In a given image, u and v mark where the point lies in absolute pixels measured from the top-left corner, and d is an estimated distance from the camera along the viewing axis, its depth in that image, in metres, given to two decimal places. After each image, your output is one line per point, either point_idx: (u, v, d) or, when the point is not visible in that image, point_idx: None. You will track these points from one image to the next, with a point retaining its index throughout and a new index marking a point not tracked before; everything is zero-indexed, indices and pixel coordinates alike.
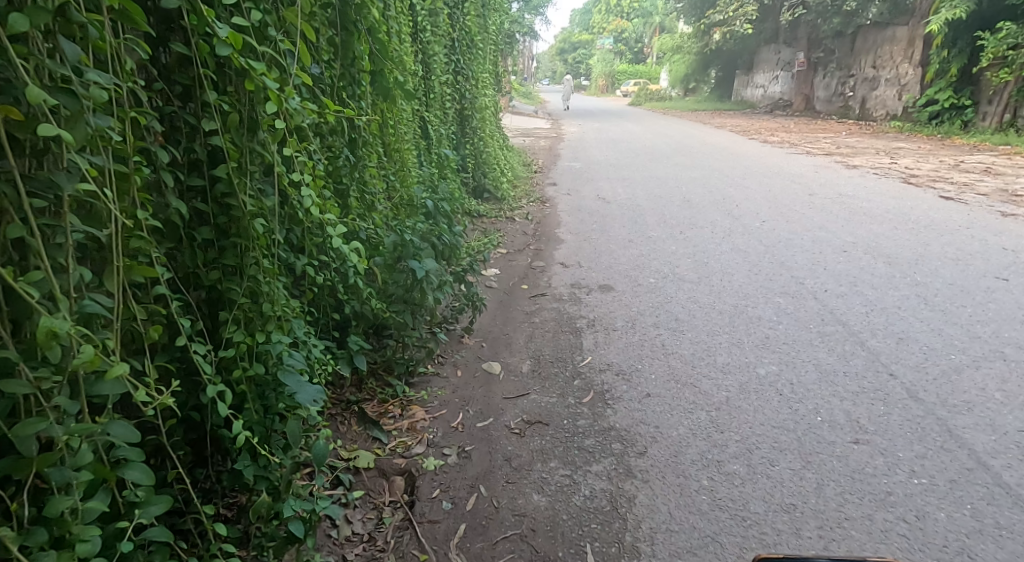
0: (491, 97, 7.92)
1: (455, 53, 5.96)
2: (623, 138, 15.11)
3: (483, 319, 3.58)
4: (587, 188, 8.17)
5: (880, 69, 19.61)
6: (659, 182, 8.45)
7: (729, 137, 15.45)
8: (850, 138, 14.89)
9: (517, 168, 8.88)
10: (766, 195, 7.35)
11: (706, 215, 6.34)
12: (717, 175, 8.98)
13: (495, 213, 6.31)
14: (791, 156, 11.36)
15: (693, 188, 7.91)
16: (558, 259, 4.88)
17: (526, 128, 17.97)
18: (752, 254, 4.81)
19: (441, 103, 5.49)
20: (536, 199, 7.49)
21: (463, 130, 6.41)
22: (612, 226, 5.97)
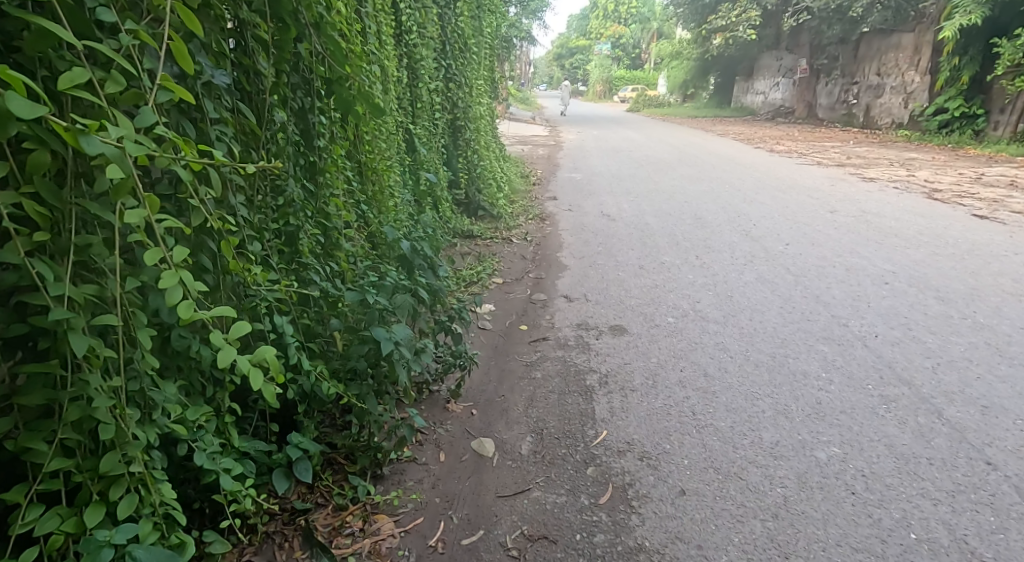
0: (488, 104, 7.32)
1: (446, 59, 5.38)
2: (625, 146, 14.54)
3: (474, 375, 2.99)
4: (589, 203, 7.58)
5: (885, 76, 19.12)
6: (667, 196, 7.88)
7: (734, 145, 14.90)
8: (860, 147, 14.34)
9: (514, 181, 8.29)
10: (784, 212, 6.78)
11: (722, 236, 5.75)
12: (729, 188, 8.41)
13: (490, 234, 5.72)
14: (802, 167, 10.81)
15: (704, 204, 7.32)
16: (560, 292, 4.29)
17: (523, 136, 17.39)
18: (782, 287, 4.23)
19: (429, 113, 4.90)
20: (535, 216, 6.90)
21: (454, 142, 5.82)
22: (620, 249, 5.39)
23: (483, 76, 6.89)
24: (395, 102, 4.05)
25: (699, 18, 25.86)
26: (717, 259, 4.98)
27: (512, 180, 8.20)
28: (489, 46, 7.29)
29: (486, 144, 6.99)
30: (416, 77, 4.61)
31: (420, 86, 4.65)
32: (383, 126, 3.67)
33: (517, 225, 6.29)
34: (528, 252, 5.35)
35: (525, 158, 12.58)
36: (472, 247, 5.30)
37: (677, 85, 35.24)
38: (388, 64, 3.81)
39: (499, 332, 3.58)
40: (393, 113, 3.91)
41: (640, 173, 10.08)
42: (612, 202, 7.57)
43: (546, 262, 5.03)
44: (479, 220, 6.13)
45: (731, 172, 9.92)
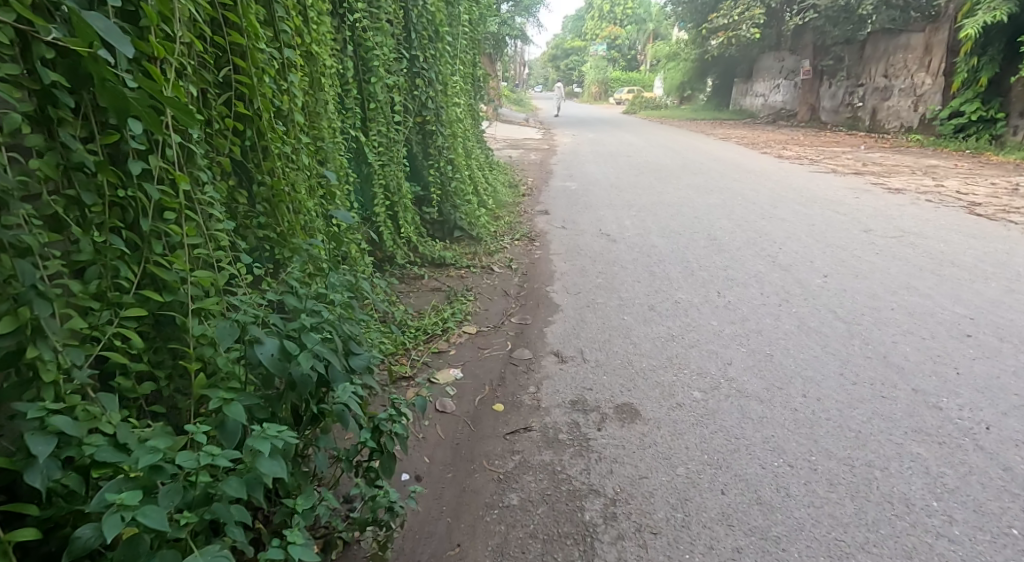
0: (466, 104, 6.35)
1: (411, 52, 4.43)
2: (622, 151, 13.61)
3: (420, 509, 2.05)
4: (584, 219, 6.65)
5: (892, 78, 18.32)
6: (673, 211, 6.95)
7: (738, 150, 14.03)
8: (873, 153, 13.52)
9: (500, 193, 7.34)
10: (810, 231, 5.85)
11: (743, 264, 4.82)
12: (741, 201, 7.50)
13: (466, 261, 4.77)
14: (817, 175, 9.94)
15: (717, 221, 6.39)
16: (549, 348, 3.35)
17: (516, 140, 16.45)
18: (834, 341, 3.30)
19: (387, 119, 3.95)
20: (524, 235, 5.96)
21: (425, 152, 4.88)
22: (624, 282, 4.45)
23: (460, 72, 5.94)
24: (328, 107, 3.12)
25: (698, 17, 24.97)
26: (743, 298, 4.05)
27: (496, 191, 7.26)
28: (469, 39, 6.32)
29: (466, 152, 6.05)
30: (357, 73, 3.67)
31: (364, 86, 3.71)
32: (302, 136, 2.73)
33: (501, 249, 5.34)
34: (513, 287, 4.40)
35: (516, 164, 11.63)
36: (439, 280, 4.35)
37: (674, 87, 34.40)
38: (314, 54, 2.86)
39: (465, 417, 2.64)
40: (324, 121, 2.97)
41: (641, 183, 9.15)
42: (610, 218, 6.62)
43: (532, 303, 4.08)
44: (454, 244, 5.19)
45: (741, 182, 9.00)
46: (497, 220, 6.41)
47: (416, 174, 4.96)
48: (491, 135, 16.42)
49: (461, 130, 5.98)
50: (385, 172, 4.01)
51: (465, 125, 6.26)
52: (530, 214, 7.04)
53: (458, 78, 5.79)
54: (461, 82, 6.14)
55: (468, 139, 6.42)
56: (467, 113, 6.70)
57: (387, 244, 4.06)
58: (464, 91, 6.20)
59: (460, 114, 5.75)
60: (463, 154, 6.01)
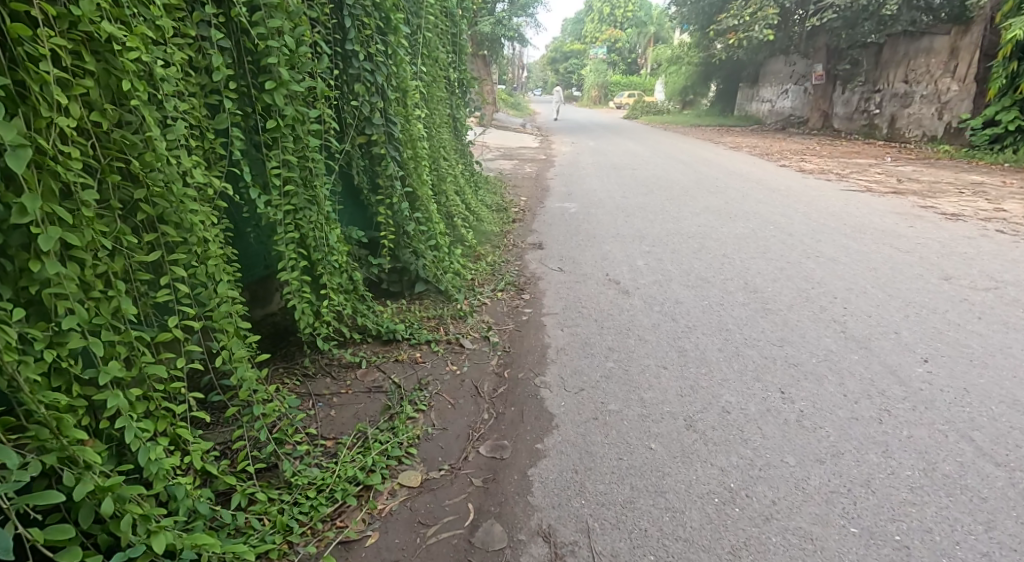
0: (439, 115, 5.09)
1: (346, 46, 3.17)
2: (627, 163, 12.36)
3: None
4: (586, 258, 5.39)
5: (913, 84, 17.14)
6: (694, 248, 5.67)
7: (753, 162, 12.81)
8: (903, 166, 12.29)
9: (483, 225, 6.05)
10: (876, 280, 4.59)
11: (803, 336, 3.57)
12: (774, 232, 6.26)
13: (428, 332, 3.51)
14: (851, 195, 8.71)
15: (751, 263, 5.13)
16: (536, 522, 2.09)
17: (510, 149, 15.12)
18: (998, 514, 2.05)
19: (306, 142, 2.72)
20: (510, 284, 4.69)
21: (373, 183, 3.62)
22: (644, 371, 3.19)
23: (427, 76, 4.66)
24: (169, 135, 1.93)
25: (704, 19, 23.74)
26: (819, 404, 2.80)
27: (476, 223, 5.97)
28: (442, 33, 5.06)
29: (435, 176, 4.78)
30: (244, 77, 2.44)
31: (257, 95, 2.48)
32: (63, 183, 1.57)
33: (477, 308, 4.07)
34: (487, 379, 3.12)
35: (508, 179, 10.32)
36: (384, 368, 3.07)
37: (678, 91, 33.10)
38: (115, 44, 1.67)
39: None
40: (145, 159, 1.79)
41: (650, 206, 7.87)
42: (617, 258, 5.36)
43: (514, 413, 2.80)
44: (415, 304, 3.92)
45: (767, 205, 7.77)
46: (477, 261, 5.13)
47: (363, 212, 3.70)
48: (482, 143, 15.09)
49: (428, 149, 4.71)
50: (299, 220, 2.78)
51: (437, 142, 4.99)
52: (522, 250, 5.77)
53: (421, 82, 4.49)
54: (429, 88, 4.86)
55: (441, 160, 5.15)
56: (441, 125, 5.42)
57: (300, 321, 2.82)
58: (434, 98, 4.92)
59: (425, 128, 4.48)
60: (431, 179, 4.74)
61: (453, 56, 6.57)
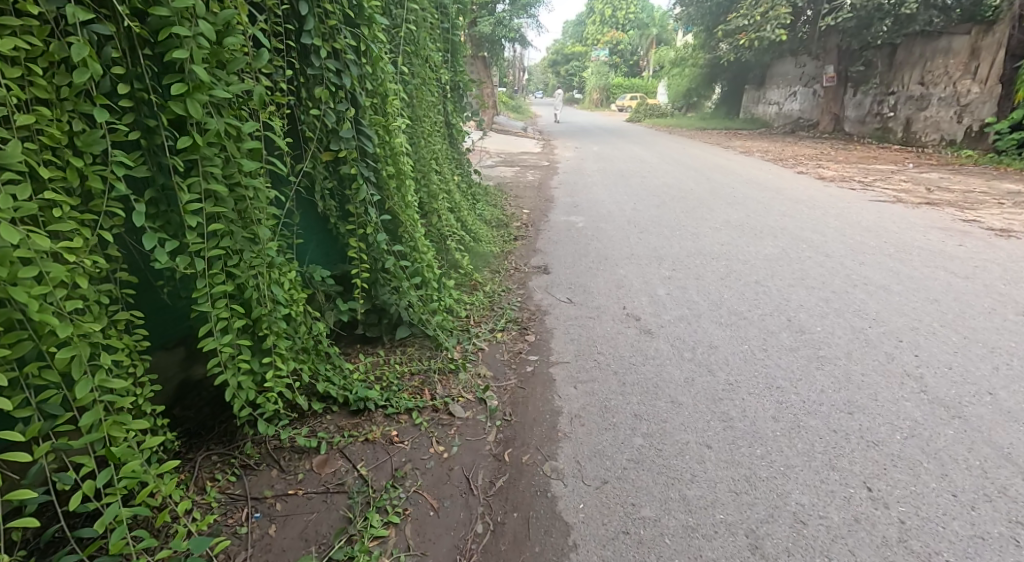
0: (427, 123, 4.40)
1: (302, 40, 2.49)
2: (634, 169, 11.67)
3: None
4: (598, 287, 4.70)
5: (931, 86, 16.48)
6: (721, 275, 4.98)
7: (768, 169, 12.12)
8: (929, 174, 11.63)
9: (479, 247, 5.34)
10: (942, 317, 3.92)
11: (875, 400, 2.89)
12: (808, 253, 5.58)
13: (411, 396, 2.83)
14: (882, 207, 8.04)
15: (790, 294, 4.45)
16: None
17: (509, 154, 14.36)
18: None
19: (240, 165, 2.04)
20: (511, 322, 3.99)
21: (343, 210, 2.94)
22: (684, 455, 2.51)
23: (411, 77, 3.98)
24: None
25: (710, 19, 23.07)
26: (924, 511, 2.12)
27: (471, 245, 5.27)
28: (431, 27, 4.38)
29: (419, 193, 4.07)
30: (140, 77, 1.75)
31: (164, 102, 1.80)
32: None
33: (471, 358, 3.37)
34: (482, 468, 2.43)
35: (508, 189, 9.58)
36: (350, 454, 2.39)
37: (681, 93, 32.39)
38: None
39: None
40: None
41: (665, 221, 7.16)
42: (635, 288, 4.67)
43: (517, 524, 2.14)
44: (395, 355, 3.21)
45: (794, 219, 7.09)
46: (472, 293, 4.42)
47: (332, 245, 3.04)
48: (479, 148, 14.32)
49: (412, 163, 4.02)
50: (232, 268, 2.11)
51: (424, 153, 4.30)
52: (524, 276, 5.07)
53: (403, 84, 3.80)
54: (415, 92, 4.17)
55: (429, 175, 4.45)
56: (430, 134, 4.72)
57: (234, 405, 2.13)
58: (421, 103, 4.23)
59: (407, 139, 3.79)
60: (415, 198, 4.03)
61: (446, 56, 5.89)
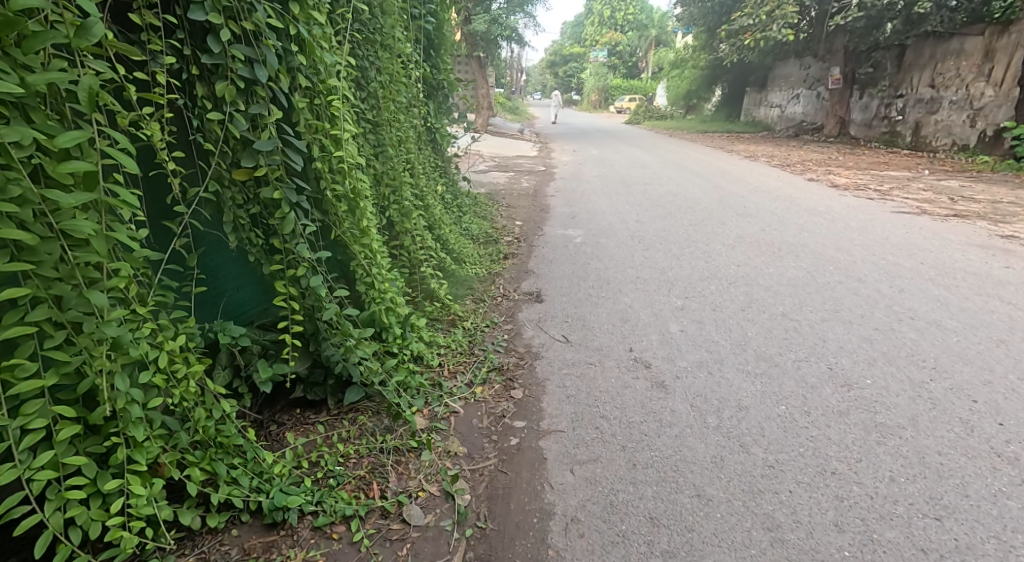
0: (395, 129, 3.71)
1: (190, 16, 1.80)
2: (635, 176, 10.99)
3: None
4: (600, 321, 4.01)
5: (941, 89, 15.87)
6: (742, 306, 4.29)
7: (777, 176, 11.47)
8: (947, 181, 11.00)
9: (462, 270, 4.64)
10: (1015, 365, 3.26)
11: (967, 498, 2.22)
12: (837, 277, 4.92)
13: (354, 495, 2.16)
14: (907, 220, 7.39)
15: (826, 331, 3.78)
16: None
17: (504, 158, 13.66)
18: None
19: (56, 201, 1.40)
20: (493, 371, 3.29)
21: (267, 245, 2.24)
22: None
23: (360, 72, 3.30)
24: None
25: (712, 19, 22.43)
26: None
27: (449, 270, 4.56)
28: (399, 14, 3.69)
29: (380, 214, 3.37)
30: None
31: None
32: None
33: (440, 428, 2.68)
34: None
35: (501, 197, 8.88)
36: None
37: (681, 94, 31.76)
38: None
39: None
40: None
41: (671, 236, 6.48)
42: (643, 323, 3.98)
43: None
44: (340, 430, 2.51)
45: (814, 235, 6.43)
46: (447, 332, 3.73)
47: (259, 283, 2.41)
48: (472, 152, 13.63)
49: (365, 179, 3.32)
50: (54, 351, 1.46)
51: (386, 165, 3.61)
52: (513, 306, 4.38)
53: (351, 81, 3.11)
54: (374, 93, 3.49)
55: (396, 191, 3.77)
56: (400, 141, 4.04)
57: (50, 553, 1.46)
58: (383, 106, 3.55)
59: (361, 150, 3.10)
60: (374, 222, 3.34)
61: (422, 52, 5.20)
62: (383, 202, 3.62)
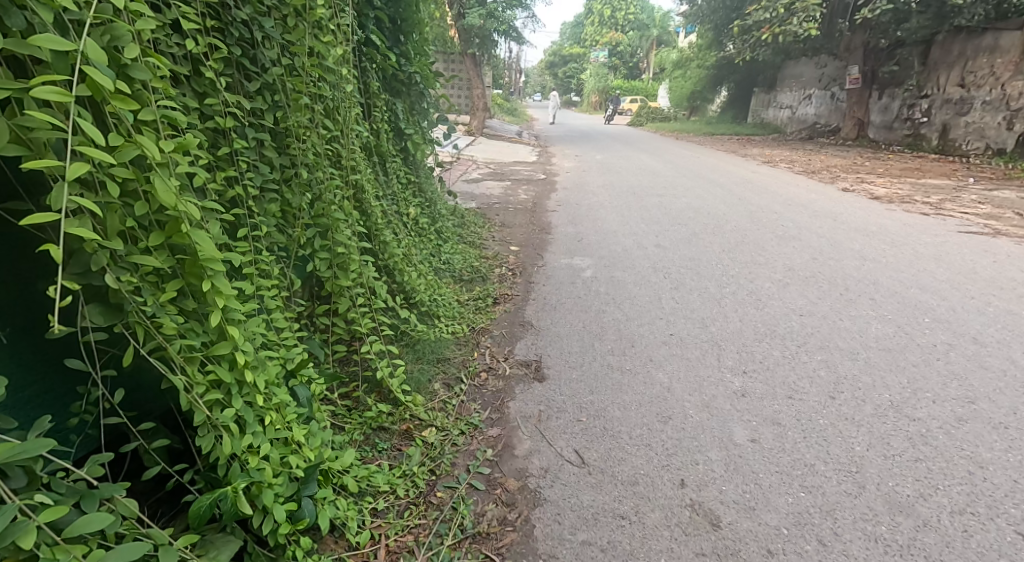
0: (319, 139, 2.44)
1: None
2: (647, 186, 9.72)
3: None
4: (628, 424, 2.74)
5: (970, 88, 14.62)
6: (828, 391, 3.02)
7: (806, 186, 10.20)
8: (1000, 192, 9.72)
9: (432, 332, 3.36)
10: None
11: None
12: (942, 337, 3.64)
13: None
14: (984, 243, 6.12)
15: (974, 447, 2.51)
16: None
17: (500, 164, 12.39)
18: None
19: None
20: (464, 546, 2.00)
21: None
22: None
23: (235, 50, 2.00)
24: None
25: (720, 15, 21.18)
26: None
27: (409, 334, 3.26)
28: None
29: (274, 279, 2.11)
30: None
31: None
32: None
33: None
34: None
35: (493, 213, 7.60)
36: None
37: (685, 96, 30.50)
38: None
39: None
40: None
41: (703, 268, 5.21)
42: (692, 428, 2.71)
43: None
44: None
45: (881, 268, 5.16)
46: (399, 458, 2.38)
47: None
48: (465, 157, 12.36)
49: (238, 222, 2.05)
50: None
51: (292, 197, 2.33)
52: (502, 392, 3.08)
53: (208, 66, 1.85)
54: (272, 84, 2.21)
55: (316, 234, 2.50)
56: (336, 157, 2.77)
57: None
58: (290, 104, 2.27)
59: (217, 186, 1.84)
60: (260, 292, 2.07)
61: (378, 30, 3.91)
62: (294, 255, 2.37)
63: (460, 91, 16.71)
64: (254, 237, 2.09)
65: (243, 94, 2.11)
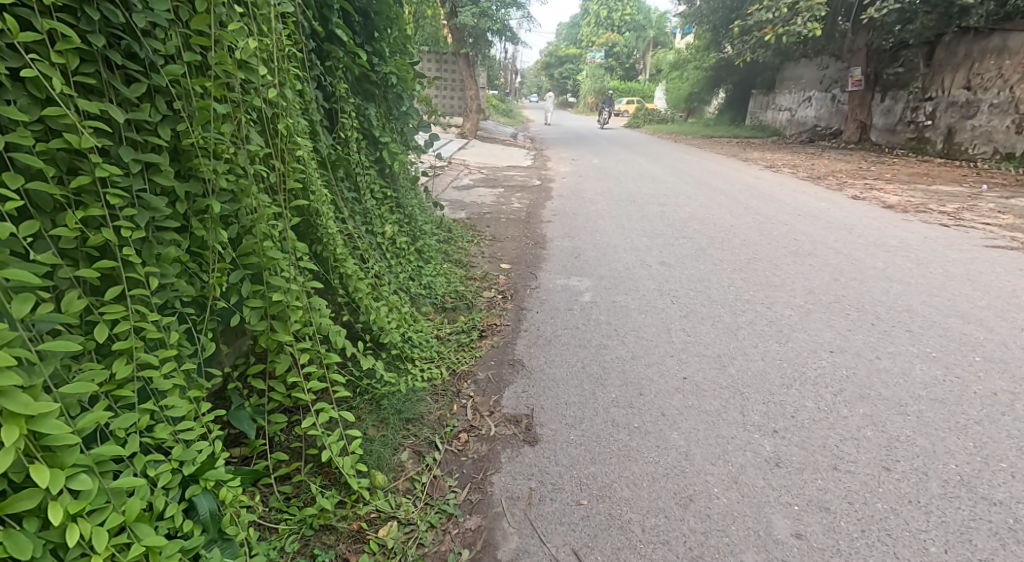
0: (239, 157, 1.92)
1: None
2: (647, 193, 9.20)
3: None
4: (639, 509, 2.23)
5: (977, 90, 14.17)
6: (881, 460, 2.49)
7: (814, 193, 9.71)
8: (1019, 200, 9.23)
9: (403, 382, 2.84)
10: None
11: None
12: (1000, 383, 3.12)
13: None
14: (1017, 261, 5.62)
15: None
16: None
17: (492, 169, 11.85)
18: None
19: None
20: None
21: None
22: None
23: (96, 43, 1.45)
24: None
25: (720, 14, 20.67)
26: None
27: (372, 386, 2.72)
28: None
29: (170, 352, 1.57)
30: None
31: None
32: None
33: None
34: None
35: (484, 224, 7.07)
36: None
37: (682, 97, 30.02)
38: None
39: None
40: None
41: (714, 291, 4.69)
42: (719, 517, 2.19)
43: None
44: None
45: (911, 292, 4.65)
46: None
47: None
48: (456, 161, 11.81)
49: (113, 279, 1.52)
50: None
51: (203, 236, 1.79)
52: (483, 460, 2.54)
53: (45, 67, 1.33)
54: (164, 88, 1.65)
55: (240, 278, 1.99)
56: (277, 179, 2.26)
57: None
58: (193, 114, 1.72)
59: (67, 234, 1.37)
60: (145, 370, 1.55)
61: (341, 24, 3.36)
62: (209, 309, 1.88)
63: (451, 93, 16.13)
64: (136, 297, 1.53)
65: (119, 103, 1.55)
